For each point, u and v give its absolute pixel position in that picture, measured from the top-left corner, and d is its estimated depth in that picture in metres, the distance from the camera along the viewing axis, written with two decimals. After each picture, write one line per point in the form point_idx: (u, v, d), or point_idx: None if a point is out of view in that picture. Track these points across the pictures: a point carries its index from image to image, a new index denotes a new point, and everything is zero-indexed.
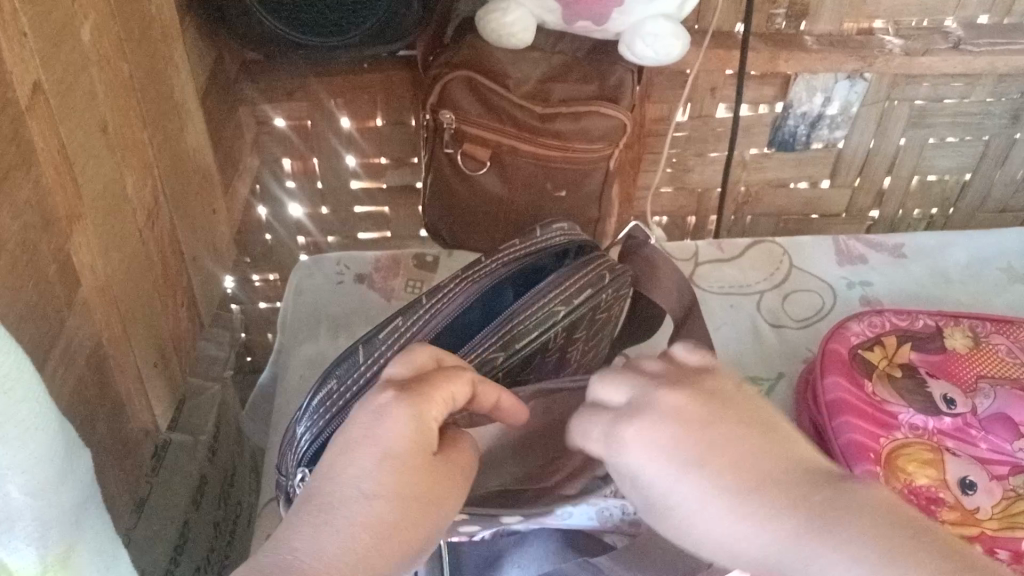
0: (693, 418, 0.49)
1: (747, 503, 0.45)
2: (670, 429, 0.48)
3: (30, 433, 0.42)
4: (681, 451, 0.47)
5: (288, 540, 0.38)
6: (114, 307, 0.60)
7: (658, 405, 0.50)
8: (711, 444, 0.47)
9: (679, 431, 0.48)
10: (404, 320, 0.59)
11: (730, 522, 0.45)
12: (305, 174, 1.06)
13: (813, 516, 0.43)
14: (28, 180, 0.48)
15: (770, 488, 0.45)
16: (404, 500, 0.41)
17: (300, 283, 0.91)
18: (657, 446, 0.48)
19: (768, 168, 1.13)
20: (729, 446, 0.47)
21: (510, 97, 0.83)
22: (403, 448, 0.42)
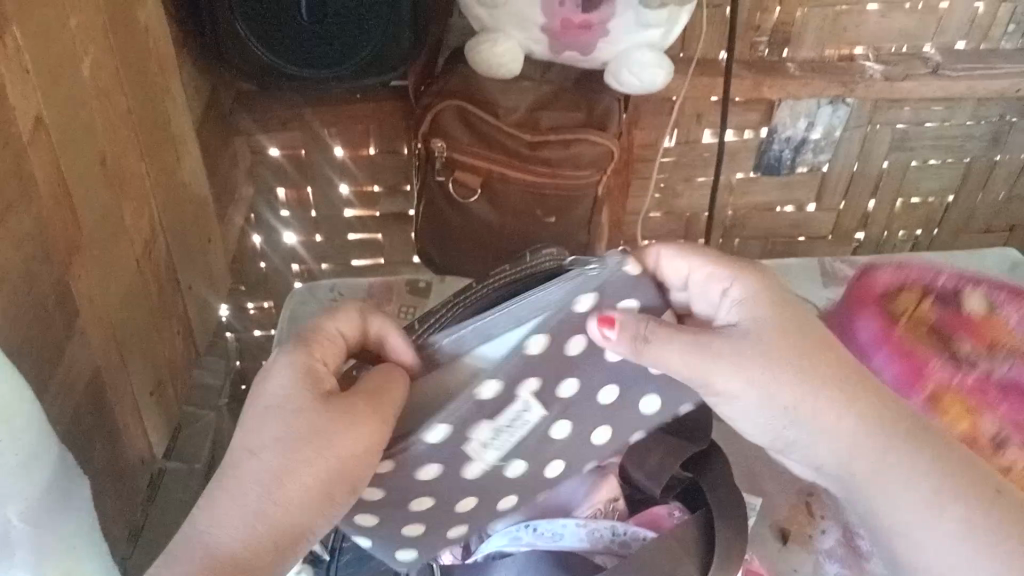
0: (788, 322, 0.52)
1: (856, 415, 0.50)
2: (779, 338, 0.51)
3: (30, 461, 0.43)
4: (793, 358, 0.50)
5: (204, 504, 0.46)
6: (111, 336, 0.61)
7: (745, 305, 0.54)
8: (825, 355, 0.51)
9: (791, 343, 0.51)
10: None
11: (843, 432, 0.50)
12: (299, 203, 1.07)
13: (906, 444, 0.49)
14: (28, 212, 0.49)
15: (879, 398, 0.50)
16: (296, 471, 0.46)
17: (295, 310, 0.92)
18: (760, 358, 0.50)
19: (755, 192, 1.15)
20: (834, 351, 0.52)
21: (500, 125, 0.85)
22: (285, 422, 0.47)
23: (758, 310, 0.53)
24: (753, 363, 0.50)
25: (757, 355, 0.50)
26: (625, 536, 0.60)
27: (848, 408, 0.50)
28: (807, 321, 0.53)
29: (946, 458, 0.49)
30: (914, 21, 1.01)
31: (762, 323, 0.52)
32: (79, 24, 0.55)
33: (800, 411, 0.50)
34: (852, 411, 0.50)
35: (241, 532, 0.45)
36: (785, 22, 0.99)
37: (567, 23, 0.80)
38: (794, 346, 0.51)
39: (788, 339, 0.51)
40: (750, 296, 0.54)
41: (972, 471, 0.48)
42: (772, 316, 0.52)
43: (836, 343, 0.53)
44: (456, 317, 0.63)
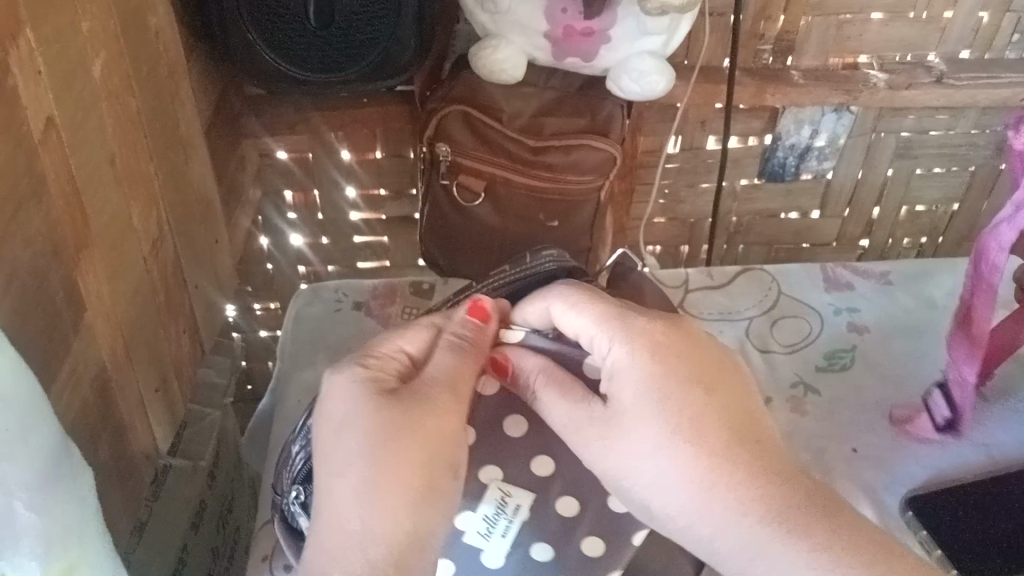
0: (665, 392, 0.54)
1: (727, 488, 0.52)
2: (646, 411, 0.54)
3: (36, 452, 0.44)
4: (656, 433, 0.54)
5: (318, 531, 0.50)
6: (118, 333, 0.62)
7: (630, 370, 0.55)
8: (688, 429, 0.53)
9: (658, 422, 0.54)
10: None
11: (709, 513, 0.53)
12: (306, 206, 1.09)
13: (791, 517, 0.52)
14: (39, 210, 0.50)
15: (750, 463, 0.53)
16: (407, 472, 0.51)
17: (300, 312, 0.93)
18: (633, 436, 0.54)
19: (759, 199, 1.16)
20: (704, 420, 0.54)
21: (503, 130, 0.86)
22: (381, 435, 0.51)
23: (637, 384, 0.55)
24: (618, 442, 0.54)
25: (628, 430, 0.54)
26: None
27: (709, 488, 0.53)
28: (683, 384, 0.55)
29: (811, 526, 0.52)
30: (918, 30, 1.01)
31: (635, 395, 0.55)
32: (91, 29, 0.57)
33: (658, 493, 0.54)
34: (710, 494, 0.53)
35: (364, 538, 0.49)
36: (788, 30, 1.00)
37: (570, 30, 0.81)
38: (668, 419, 0.54)
39: (658, 417, 0.54)
40: (633, 356, 0.55)
41: (835, 531, 0.52)
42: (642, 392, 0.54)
43: (710, 411, 0.54)
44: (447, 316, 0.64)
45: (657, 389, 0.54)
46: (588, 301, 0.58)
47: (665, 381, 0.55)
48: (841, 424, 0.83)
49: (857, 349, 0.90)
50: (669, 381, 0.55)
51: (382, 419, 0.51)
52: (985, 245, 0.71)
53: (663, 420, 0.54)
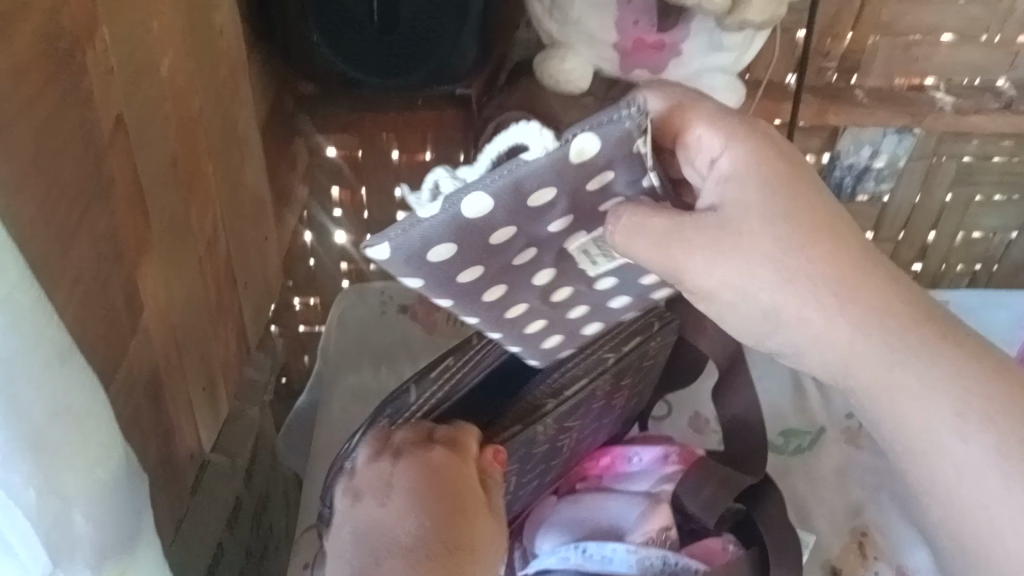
0: (786, 196, 0.51)
1: (870, 299, 0.51)
2: (753, 207, 0.51)
3: (98, 463, 0.43)
4: (772, 225, 0.50)
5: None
6: (171, 334, 0.61)
7: (728, 179, 0.52)
8: (829, 237, 0.51)
9: (775, 207, 0.51)
10: (454, 359, 0.62)
11: (837, 334, 0.51)
12: (353, 203, 1.07)
13: (911, 344, 0.51)
14: (105, 212, 0.49)
15: (865, 295, 0.51)
16: (443, 533, 0.52)
17: (344, 313, 0.92)
18: (757, 230, 0.50)
19: None
20: (818, 239, 0.51)
21: (563, 139, 0.83)
22: (419, 492, 0.53)
23: (759, 188, 0.51)
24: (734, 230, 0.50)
25: (757, 215, 0.50)
26: (675, 566, 0.61)
27: (817, 275, 0.50)
28: (811, 206, 0.51)
29: (927, 351, 0.51)
30: (988, 54, 0.98)
31: (746, 184, 0.51)
32: (159, 26, 0.56)
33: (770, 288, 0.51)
34: (840, 318, 0.51)
35: None
36: (854, 49, 0.97)
37: (640, 44, 0.79)
38: (799, 224, 0.51)
39: (784, 210, 0.51)
40: (735, 155, 0.52)
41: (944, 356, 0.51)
42: (758, 173, 0.51)
43: (828, 226, 0.51)
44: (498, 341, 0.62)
45: (771, 214, 0.50)
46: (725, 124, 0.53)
47: (780, 199, 0.51)
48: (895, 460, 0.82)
49: None
50: (770, 190, 0.51)
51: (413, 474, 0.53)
52: None
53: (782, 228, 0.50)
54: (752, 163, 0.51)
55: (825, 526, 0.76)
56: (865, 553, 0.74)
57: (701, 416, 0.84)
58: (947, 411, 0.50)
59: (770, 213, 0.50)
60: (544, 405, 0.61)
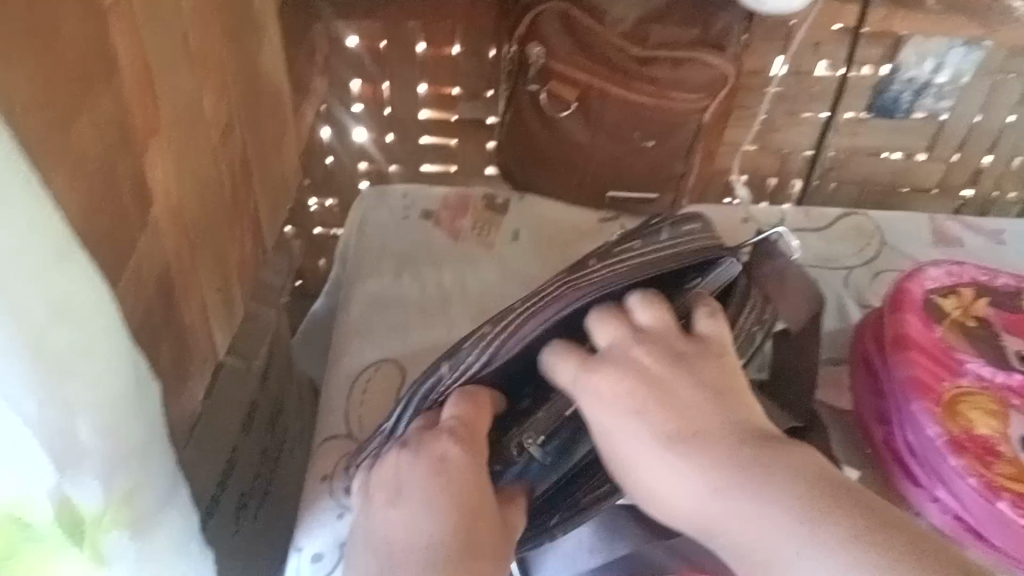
0: (660, 394, 0.49)
1: (725, 477, 0.45)
2: (634, 427, 0.48)
3: (107, 367, 0.39)
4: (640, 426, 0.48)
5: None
6: (184, 230, 0.56)
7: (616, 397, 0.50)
8: (685, 409, 0.48)
9: (648, 415, 0.48)
10: (492, 326, 0.54)
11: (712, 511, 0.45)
12: (374, 100, 1.00)
13: (780, 489, 0.43)
14: (109, 89, 0.44)
15: (735, 463, 0.45)
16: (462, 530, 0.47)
17: (365, 216, 0.88)
18: (630, 423, 0.48)
19: (863, 135, 1.06)
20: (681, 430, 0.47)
21: (607, 35, 0.78)
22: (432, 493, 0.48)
23: (640, 400, 0.49)
24: (610, 427, 0.49)
25: (631, 415, 0.48)
26: None
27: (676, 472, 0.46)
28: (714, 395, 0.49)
29: (793, 504, 0.43)
30: None
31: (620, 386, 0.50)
32: None
33: (641, 470, 0.47)
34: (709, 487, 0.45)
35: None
36: None
37: None
38: (664, 413, 0.48)
39: (648, 407, 0.48)
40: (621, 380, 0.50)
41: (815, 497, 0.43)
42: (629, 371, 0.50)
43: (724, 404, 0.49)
44: (566, 297, 0.54)
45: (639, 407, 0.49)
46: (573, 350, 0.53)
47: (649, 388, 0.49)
48: None
49: None
50: (647, 386, 0.49)
51: (430, 476, 0.49)
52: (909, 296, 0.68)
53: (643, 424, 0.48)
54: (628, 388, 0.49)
55: None
56: None
57: None
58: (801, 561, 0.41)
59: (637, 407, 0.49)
60: None
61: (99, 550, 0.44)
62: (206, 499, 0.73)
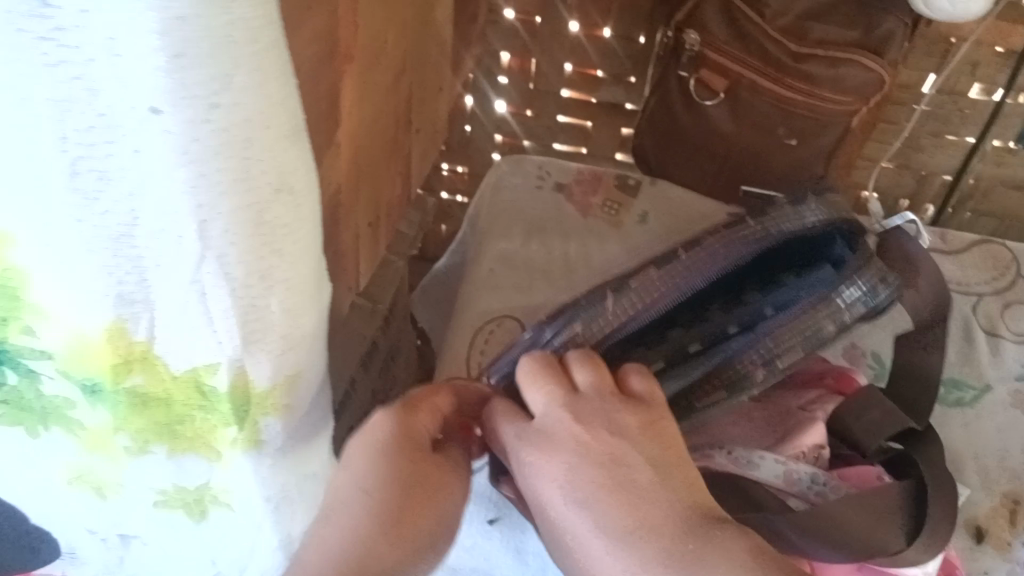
0: (593, 450, 0.45)
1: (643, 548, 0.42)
2: (562, 473, 0.45)
3: (304, 254, 0.43)
4: (573, 493, 0.45)
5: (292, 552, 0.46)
6: (356, 156, 0.61)
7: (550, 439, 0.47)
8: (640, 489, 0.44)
9: (576, 464, 0.45)
10: (658, 273, 0.57)
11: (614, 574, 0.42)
12: (521, 73, 1.03)
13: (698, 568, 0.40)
14: (327, 6, 0.48)
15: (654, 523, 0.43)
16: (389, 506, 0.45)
17: (501, 180, 0.91)
18: (584, 508, 0.44)
19: (1009, 166, 1.03)
20: (610, 486, 0.44)
21: (765, 27, 0.79)
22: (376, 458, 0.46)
23: (574, 449, 0.46)
24: (560, 504, 0.45)
25: (583, 490, 0.45)
26: (823, 487, 0.57)
27: (622, 555, 0.42)
28: (668, 471, 0.45)
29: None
30: None
31: (566, 446, 0.46)
32: None
33: (558, 522, 0.45)
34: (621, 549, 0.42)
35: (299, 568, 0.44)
36: None
37: None
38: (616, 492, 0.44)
39: (602, 481, 0.44)
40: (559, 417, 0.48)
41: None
42: (579, 432, 0.46)
43: (678, 481, 0.45)
44: (728, 254, 0.58)
45: (575, 460, 0.45)
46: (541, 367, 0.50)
47: (587, 446, 0.46)
48: None
49: None
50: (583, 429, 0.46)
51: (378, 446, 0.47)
52: None
53: (576, 477, 0.45)
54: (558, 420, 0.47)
55: (980, 484, 0.72)
56: (1015, 521, 0.70)
57: (859, 349, 0.78)
58: None
59: (572, 460, 0.45)
60: (755, 374, 0.57)
61: (255, 431, 0.49)
62: None
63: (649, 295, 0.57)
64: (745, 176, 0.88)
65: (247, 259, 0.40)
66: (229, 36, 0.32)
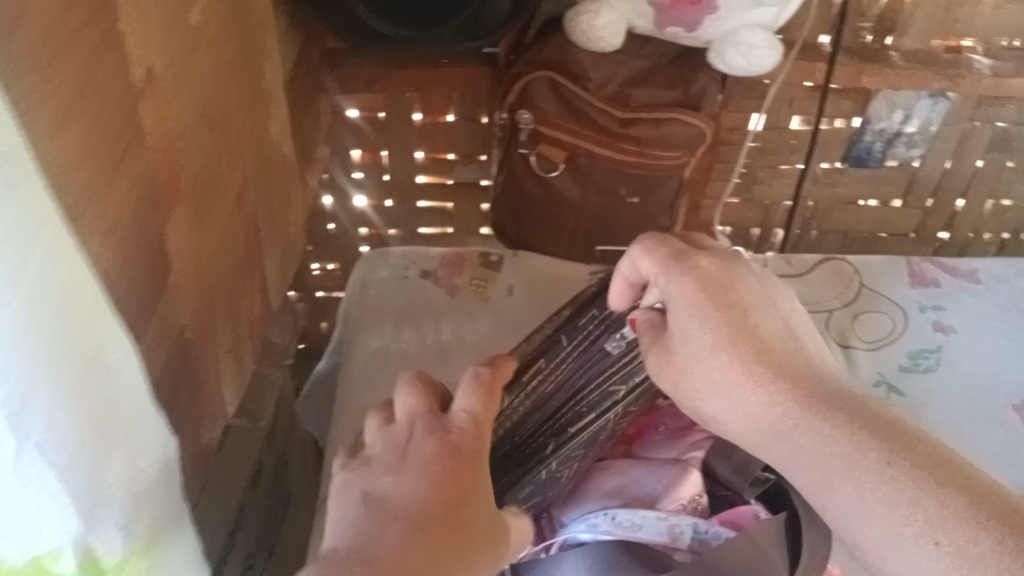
0: (726, 301, 0.52)
1: (764, 374, 0.50)
2: (680, 318, 0.53)
3: (135, 410, 0.43)
4: (704, 325, 0.52)
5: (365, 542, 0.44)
6: (201, 289, 0.60)
7: (684, 294, 0.53)
8: (772, 360, 0.50)
9: (708, 315, 0.52)
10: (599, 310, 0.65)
11: (753, 397, 0.50)
12: (374, 165, 1.05)
13: (824, 411, 0.47)
14: (138, 161, 0.48)
15: (775, 368, 0.50)
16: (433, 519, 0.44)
17: (367, 276, 0.91)
18: (717, 369, 0.51)
19: (840, 185, 1.11)
20: (743, 325, 0.51)
21: (591, 98, 0.82)
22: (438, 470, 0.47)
23: (701, 299, 0.52)
24: (693, 363, 0.52)
25: (712, 356, 0.51)
26: (705, 535, 0.59)
27: (759, 404, 0.49)
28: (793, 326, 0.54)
29: (834, 415, 0.47)
30: None
31: (690, 319, 0.52)
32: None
33: (687, 362, 0.52)
34: (751, 376, 0.50)
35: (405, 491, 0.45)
36: (894, 9, 0.95)
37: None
38: (744, 362, 0.50)
39: (731, 348, 0.51)
40: (688, 280, 0.53)
41: (867, 424, 0.46)
42: (707, 308, 0.52)
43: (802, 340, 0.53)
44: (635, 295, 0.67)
45: (705, 306, 0.52)
46: (653, 250, 0.56)
47: (716, 296, 0.52)
48: (922, 431, 0.81)
49: (943, 350, 0.88)
50: (721, 290, 0.53)
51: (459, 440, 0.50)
52: None
53: (709, 322, 0.51)
54: (687, 290, 0.53)
55: None
56: None
57: None
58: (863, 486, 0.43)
59: (699, 304, 0.52)
60: None
61: None
62: (215, 552, 0.76)
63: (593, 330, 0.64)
64: (599, 235, 0.92)
65: (78, 422, 0.38)
66: (13, 235, 0.32)
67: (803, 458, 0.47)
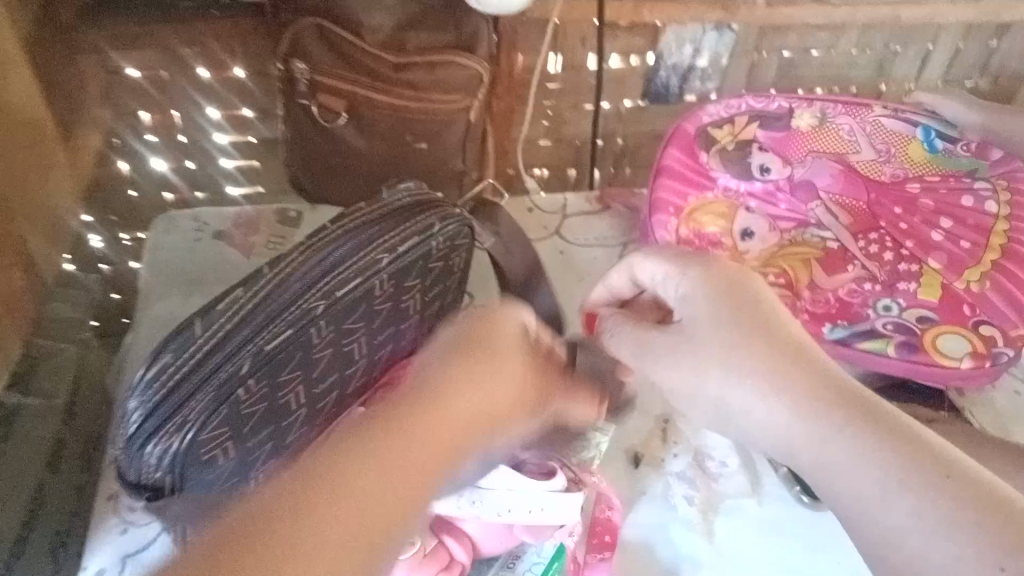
0: (739, 315, 0.52)
1: (769, 372, 0.49)
2: (703, 327, 0.53)
3: None
4: (700, 305, 0.54)
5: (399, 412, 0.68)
6: None
7: (680, 290, 0.56)
8: (777, 333, 0.51)
9: (728, 321, 0.52)
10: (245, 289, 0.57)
11: (772, 398, 0.49)
12: (165, 129, 1.00)
13: (845, 416, 0.47)
14: None
15: (792, 365, 0.49)
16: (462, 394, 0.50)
17: (157, 241, 0.89)
18: (701, 352, 0.52)
19: (644, 120, 1.14)
20: (763, 328, 0.51)
21: (363, 46, 0.81)
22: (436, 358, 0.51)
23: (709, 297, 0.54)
24: (693, 359, 0.52)
25: (707, 341, 0.52)
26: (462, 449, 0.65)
27: (762, 402, 0.49)
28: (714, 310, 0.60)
29: (851, 420, 0.46)
30: None
31: (710, 309, 0.53)
32: None
33: (664, 356, 0.54)
34: (785, 387, 0.48)
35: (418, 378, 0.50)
36: None
37: None
38: (772, 357, 0.50)
39: (741, 345, 0.51)
40: (687, 274, 0.56)
41: (884, 431, 0.45)
42: (733, 317, 0.52)
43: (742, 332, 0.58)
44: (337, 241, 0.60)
45: (727, 317, 0.52)
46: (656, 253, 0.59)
47: (736, 308, 0.52)
48: None
49: None
50: (729, 290, 0.54)
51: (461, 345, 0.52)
52: (680, 129, 0.90)
53: (722, 321, 0.52)
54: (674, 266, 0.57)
55: (636, 415, 0.79)
56: (667, 437, 0.78)
57: None
58: (902, 516, 0.42)
59: (711, 299, 0.54)
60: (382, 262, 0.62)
61: None
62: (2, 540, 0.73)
63: (240, 318, 0.56)
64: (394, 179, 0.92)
65: None
66: None
67: (834, 483, 0.45)
